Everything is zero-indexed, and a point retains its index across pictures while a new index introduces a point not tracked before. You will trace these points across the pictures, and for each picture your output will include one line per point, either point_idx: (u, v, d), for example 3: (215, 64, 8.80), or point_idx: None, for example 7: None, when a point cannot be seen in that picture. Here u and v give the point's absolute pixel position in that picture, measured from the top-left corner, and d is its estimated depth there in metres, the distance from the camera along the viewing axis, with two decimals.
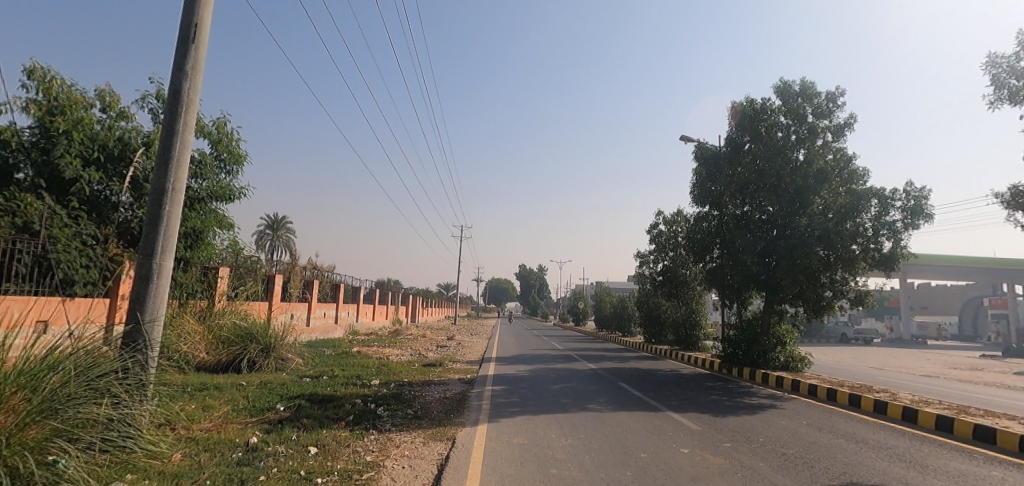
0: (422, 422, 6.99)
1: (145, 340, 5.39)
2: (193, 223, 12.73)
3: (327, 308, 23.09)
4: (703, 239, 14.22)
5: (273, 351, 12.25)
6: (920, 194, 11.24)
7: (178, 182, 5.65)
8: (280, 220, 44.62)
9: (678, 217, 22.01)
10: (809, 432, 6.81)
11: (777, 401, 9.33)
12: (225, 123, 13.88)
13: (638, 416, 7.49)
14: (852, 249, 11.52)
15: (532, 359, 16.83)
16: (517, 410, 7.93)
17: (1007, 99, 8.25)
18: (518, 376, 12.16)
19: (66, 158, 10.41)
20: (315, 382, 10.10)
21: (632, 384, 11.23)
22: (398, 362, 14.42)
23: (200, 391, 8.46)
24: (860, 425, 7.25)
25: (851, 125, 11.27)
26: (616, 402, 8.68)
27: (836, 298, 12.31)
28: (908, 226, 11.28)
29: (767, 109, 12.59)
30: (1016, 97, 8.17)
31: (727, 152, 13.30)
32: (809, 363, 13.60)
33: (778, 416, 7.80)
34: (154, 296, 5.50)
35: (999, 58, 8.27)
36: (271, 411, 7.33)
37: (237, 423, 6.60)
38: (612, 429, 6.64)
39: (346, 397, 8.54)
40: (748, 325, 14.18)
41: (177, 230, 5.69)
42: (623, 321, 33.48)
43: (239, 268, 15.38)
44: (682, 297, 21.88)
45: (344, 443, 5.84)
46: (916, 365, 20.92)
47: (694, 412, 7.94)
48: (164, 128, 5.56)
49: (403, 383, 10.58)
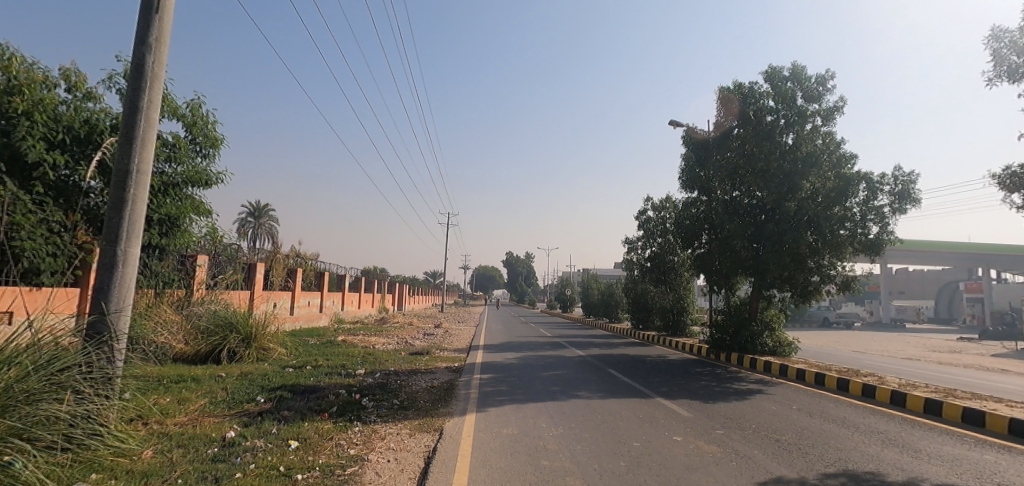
0: (408, 413, 6.78)
1: (111, 332, 5.10)
2: (168, 209, 12.25)
3: (312, 297, 22.71)
4: (692, 225, 14.13)
5: (255, 341, 11.91)
6: (908, 179, 11.20)
7: (143, 162, 5.35)
8: (263, 207, 43.75)
9: (666, 203, 21.93)
10: (800, 417, 6.72)
11: (766, 386, 9.28)
12: (200, 105, 13.39)
13: (628, 403, 7.35)
14: (840, 234, 11.48)
15: (520, 347, 16.68)
16: (505, 398, 7.75)
17: (1007, 76, 8.18)
18: (507, 364, 11.98)
19: (28, 140, 9.93)
20: (297, 372, 9.82)
21: (621, 370, 11.12)
22: (384, 351, 14.15)
23: (176, 383, 8.15)
24: (851, 410, 7.19)
25: (842, 109, 11.16)
26: (606, 389, 8.54)
27: (824, 284, 12.30)
28: (895, 210, 11.26)
29: (755, 93, 12.43)
30: (1016, 74, 8.10)
31: (714, 137, 13.16)
32: (796, 348, 13.60)
33: (768, 402, 7.72)
34: (119, 284, 5.20)
35: (1002, 32, 8.14)
36: (250, 403, 7.07)
37: (214, 417, 6.34)
38: (604, 417, 6.48)
39: (329, 388, 8.28)
40: (736, 310, 14.16)
41: (144, 213, 5.38)
42: (610, 308, 33.52)
43: (218, 257, 14.94)
44: (669, 283, 21.85)
45: (326, 436, 5.60)
46: (898, 349, 21.17)
47: (685, 399, 7.82)
48: (127, 104, 5.25)
49: (389, 372, 10.34)
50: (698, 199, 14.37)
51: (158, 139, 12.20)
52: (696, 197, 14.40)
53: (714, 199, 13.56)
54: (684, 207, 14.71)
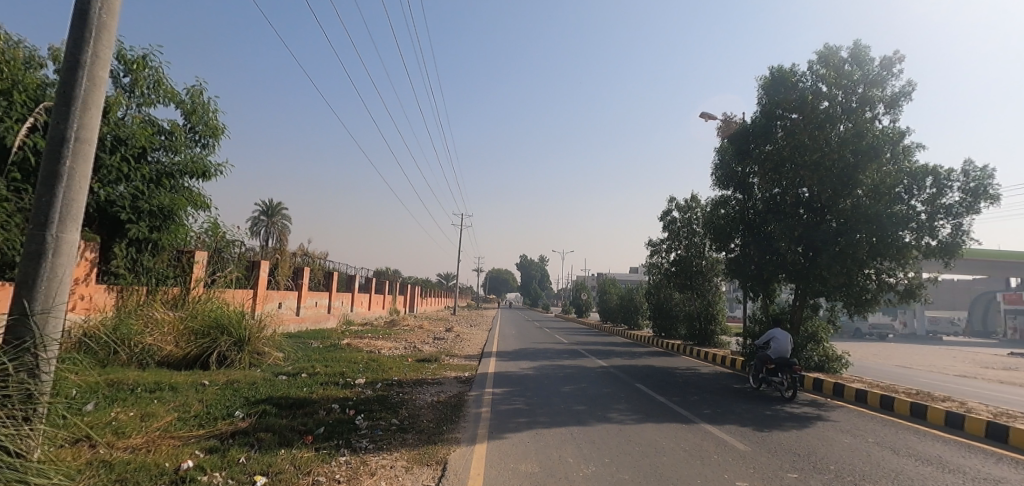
0: (407, 437, 5.69)
1: (35, 337, 4.00)
2: (160, 199, 11.08)
3: (319, 297, 21.78)
4: (725, 225, 12.94)
5: (248, 344, 10.87)
6: (982, 174, 9.88)
7: (85, 128, 4.31)
8: (276, 206, 43.03)
9: (693, 203, 20.71)
10: (887, 457, 5.53)
11: (825, 410, 8.10)
12: (201, 91, 12.54)
13: (670, 430, 6.24)
14: (904, 237, 10.22)
15: (536, 355, 15.55)
16: (525, 420, 6.64)
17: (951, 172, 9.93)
18: (522, 375, 10.88)
19: (4, 122, 9.10)
20: (290, 381, 8.79)
21: (652, 385, 9.92)
22: (390, 357, 13.12)
23: (150, 393, 7.19)
24: (945, 447, 5.98)
25: (910, 94, 9.89)
26: (640, 410, 7.39)
27: (882, 291, 11.00)
28: (968, 208, 9.95)
29: (809, 76, 11.21)
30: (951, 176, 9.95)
31: (754, 127, 11.91)
32: (847, 363, 12.29)
33: (837, 431, 6.59)
34: (50, 278, 4.10)
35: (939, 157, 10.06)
36: (226, 421, 6.04)
37: (177, 438, 5.28)
38: (644, 451, 5.36)
39: (321, 401, 7.25)
40: (776, 320, 12.93)
41: (86, 192, 4.33)
42: (629, 314, 32.22)
43: (218, 253, 13.99)
44: (696, 289, 20.55)
45: (304, 469, 4.54)
46: (950, 365, 19.65)
47: (736, 425, 6.64)
48: (68, 56, 4.20)
49: (392, 382, 9.29)
50: (731, 198, 13.24)
51: (154, 126, 11.21)
52: (729, 196, 13.29)
53: (753, 198, 12.50)
54: (715, 208, 13.58)
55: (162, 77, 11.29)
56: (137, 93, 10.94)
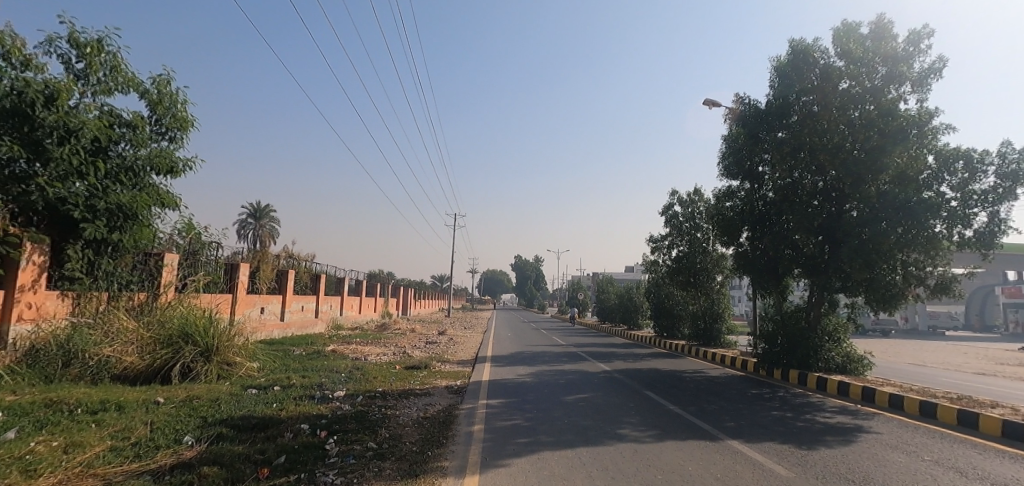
0: (385, 467, 4.76)
1: None
2: (120, 197, 9.99)
3: (305, 301, 20.81)
4: (734, 217, 12.12)
5: (216, 354, 9.87)
6: (1020, 156, 9.05)
7: None
8: (264, 209, 41.90)
9: (696, 197, 19.92)
10: (956, 481, 4.63)
11: (862, 419, 7.21)
12: (167, 81, 11.53)
13: (695, 450, 5.32)
14: (934, 228, 9.37)
15: (533, 359, 14.60)
16: (526, 441, 5.70)
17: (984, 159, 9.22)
18: (519, 383, 9.96)
19: None
20: (258, 396, 7.83)
21: (662, 393, 9.00)
22: (376, 364, 12.15)
23: (90, 415, 6.23)
24: (1017, 467, 5.09)
25: (938, 71, 9.03)
26: (655, 425, 6.47)
27: (911, 286, 10.15)
28: (1004, 193, 9.11)
29: (826, 55, 10.41)
30: (985, 160, 9.20)
31: (766, 110, 11.08)
32: (869, 364, 11.39)
33: (885, 446, 5.72)
34: None
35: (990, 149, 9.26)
36: (169, 450, 5.10)
37: (101, 476, 4.33)
38: (670, 481, 4.45)
39: (289, 421, 6.30)
40: (791, 318, 12.06)
41: None
42: (629, 313, 31.39)
43: (191, 256, 13.00)
44: (699, 286, 19.73)
45: None
46: (966, 361, 18.87)
47: (770, 442, 5.72)
48: None
49: (374, 395, 8.35)
50: (738, 189, 12.44)
51: (112, 116, 10.18)
52: (736, 186, 12.44)
53: (764, 188, 11.67)
54: (722, 200, 12.78)
55: (120, 63, 10.31)
56: (91, 80, 9.96)
